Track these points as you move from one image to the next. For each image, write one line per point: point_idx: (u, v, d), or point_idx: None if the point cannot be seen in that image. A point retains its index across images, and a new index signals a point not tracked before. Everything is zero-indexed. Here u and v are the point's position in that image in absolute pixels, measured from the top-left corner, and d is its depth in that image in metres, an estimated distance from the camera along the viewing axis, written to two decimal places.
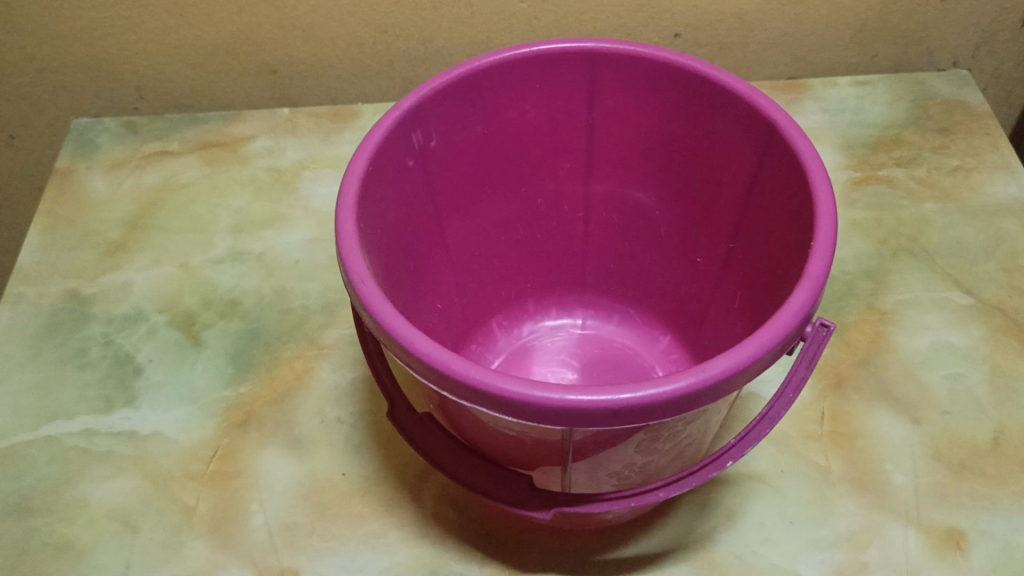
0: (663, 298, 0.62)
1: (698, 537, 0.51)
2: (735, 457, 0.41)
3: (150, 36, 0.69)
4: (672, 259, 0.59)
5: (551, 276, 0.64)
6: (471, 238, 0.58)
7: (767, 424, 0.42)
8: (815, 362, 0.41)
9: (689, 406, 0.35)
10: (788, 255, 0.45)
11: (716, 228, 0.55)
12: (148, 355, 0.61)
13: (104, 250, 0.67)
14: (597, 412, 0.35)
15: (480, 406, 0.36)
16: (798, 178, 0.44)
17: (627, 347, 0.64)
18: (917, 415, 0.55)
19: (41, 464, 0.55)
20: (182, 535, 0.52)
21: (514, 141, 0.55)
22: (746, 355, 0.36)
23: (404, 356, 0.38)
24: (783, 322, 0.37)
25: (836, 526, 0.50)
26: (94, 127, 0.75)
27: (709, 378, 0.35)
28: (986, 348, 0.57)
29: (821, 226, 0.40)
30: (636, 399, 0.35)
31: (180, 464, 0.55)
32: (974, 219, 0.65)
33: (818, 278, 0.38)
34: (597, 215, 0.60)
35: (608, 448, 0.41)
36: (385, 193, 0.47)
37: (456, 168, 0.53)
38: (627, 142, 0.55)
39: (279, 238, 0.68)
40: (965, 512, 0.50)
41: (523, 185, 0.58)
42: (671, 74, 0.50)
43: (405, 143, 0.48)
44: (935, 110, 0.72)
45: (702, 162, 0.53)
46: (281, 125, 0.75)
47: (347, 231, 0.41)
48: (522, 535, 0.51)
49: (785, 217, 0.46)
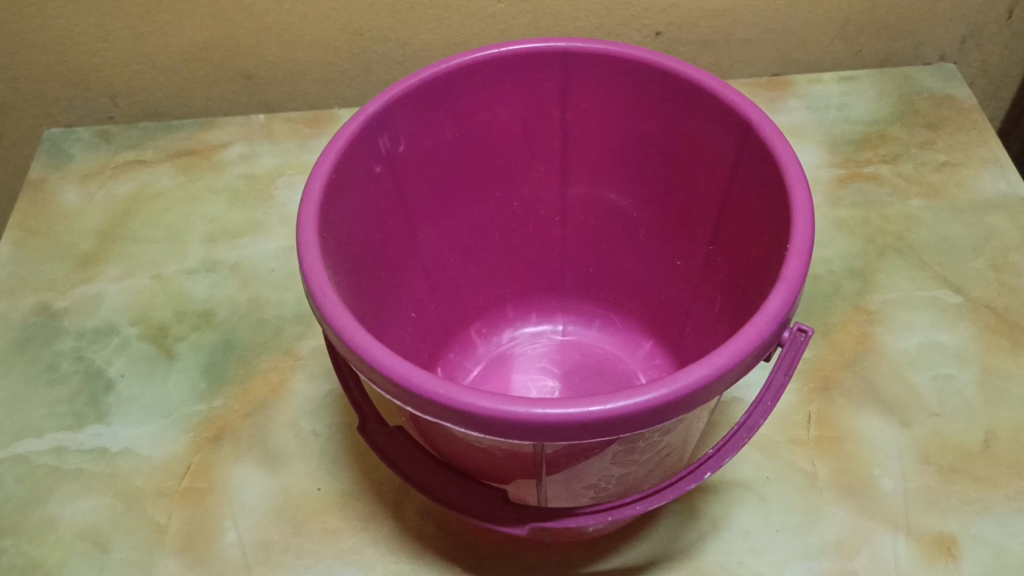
0: (644, 303, 0.61)
1: (681, 548, 0.49)
2: (714, 468, 0.40)
3: (123, 42, 0.68)
4: (652, 263, 0.58)
5: (530, 281, 0.63)
6: (445, 244, 0.56)
7: (745, 433, 0.40)
8: (794, 368, 0.40)
9: (661, 418, 0.34)
10: (766, 260, 0.44)
11: (696, 230, 0.53)
12: (119, 368, 0.59)
13: (76, 261, 0.66)
14: (565, 426, 0.33)
15: (444, 421, 0.35)
16: (775, 178, 0.43)
17: (609, 353, 0.63)
18: (905, 418, 0.53)
19: (9, 483, 0.54)
20: (153, 554, 0.51)
21: (487, 144, 0.54)
22: (720, 364, 0.34)
23: (367, 370, 0.36)
24: (758, 328, 0.35)
25: (824, 533, 0.49)
26: (67, 137, 0.74)
27: (682, 388, 0.34)
28: (975, 348, 0.56)
29: (798, 227, 0.39)
30: (605, 412, 0.33)
31: (152, 481, 0.54)
32: (962, 216, 0.63)
33: (793, 281, 0.37)
34: (574, 219, 0.59)
35: (583, 460, 0.40)
36: (352, 201, 0.46)
37: (426, 175, 0.52)
38: (602, 144, 0.54)
39: (254, 246, 0.66)
40: (956, 517, 0.49)
41: (498, 190, 0.56)
42: (644, 73, 0.49)
43: (371, 148, 0.47)
44: (922, 105, 0.71)
45: (680, 164, 0.52)
46: (257, 132, 0.74)
47: (308, 242, 0.39)
48: (500, 549, 0.50)
49: (763, 217, 0.45)
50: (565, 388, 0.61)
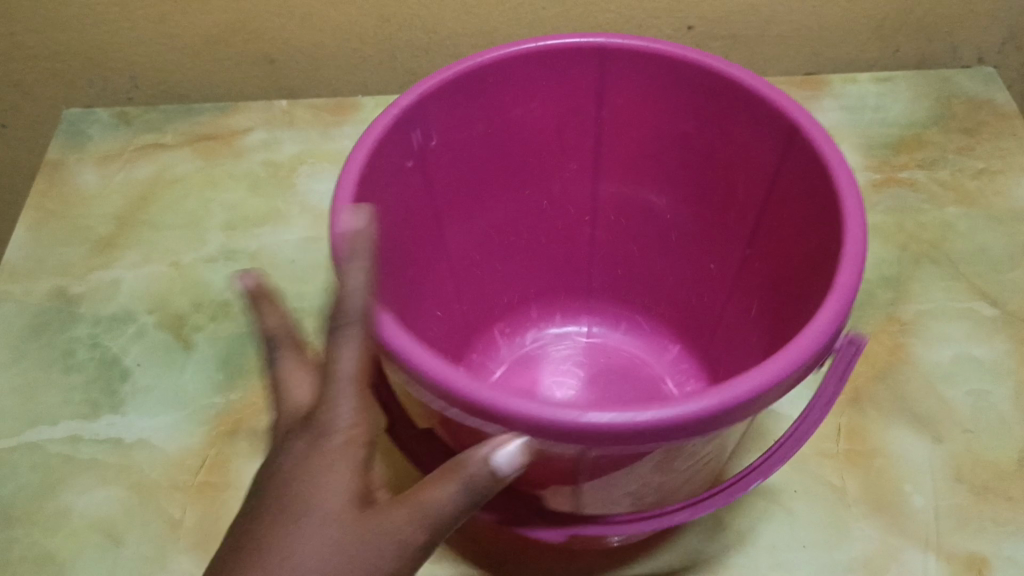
0: (672, 307, 0.60)
1: (705, 560, 0.48)
2: (762, 478, 0.39)
3: (145, 24, 0.67)
4: (684, 267, 0.57)
5: (556, 280, 0.62)
6: (473, 241, 0.55)
7: (791, 446, 0.40)
8: (845, 377, 0.40)
9: (714, 427, 0.33)
10: (807, 272, 0.43)
11: (734, 238, 0.52)
12: (135, 357, 0.59)
13: (93, 245, 0.65)
14: (617, 432, 0.33)
15: (485, 425, 0.34)
16: (824, 185, 0.41)
17: (635, 357, 0.62)
18: (937, 433, 0.52)
19: (23, 472, 0.53)
20: (167, 550, 0.50)
21: (517, 139, 0.52)
22: (776, 373, 0.33)
23: (408, 375, 0.36)
24: (814, 334, 0.34)
25: (851, 550, 0.48)
26: (87, 118, 0.73)
27: (737, 397, 0.33)
28: (1011, 362, 0.55)
29: (848, 237, 0.37)
30: (657, 418, 0.32)
31: (166, 474, 0.53)
32: (999, 225, 0.62)
33: (848, 289, 0.36)
34: (603, 219, 0.58)
35: (618, 471, 0.38)
36: (382, 198, 0.45)
37: (457, 170, 0.51)
38: (636, 142, 0.53)
39: (274, 235, 0.65)
40: (988, 537, 0.48)
41: (526, 188, 0.55)
42: (683, 71, 0.48)
43: (404, 141, 0.46)
44: (959, 109, 0.69)
45: (721, 168, 0.51)
46: (279, 118, 0.72)
47: (342, 237, 0.38)
48: (518, 555, 0.49)
49: (809, 222, 0.43)
50: (589, 392, 0.61)
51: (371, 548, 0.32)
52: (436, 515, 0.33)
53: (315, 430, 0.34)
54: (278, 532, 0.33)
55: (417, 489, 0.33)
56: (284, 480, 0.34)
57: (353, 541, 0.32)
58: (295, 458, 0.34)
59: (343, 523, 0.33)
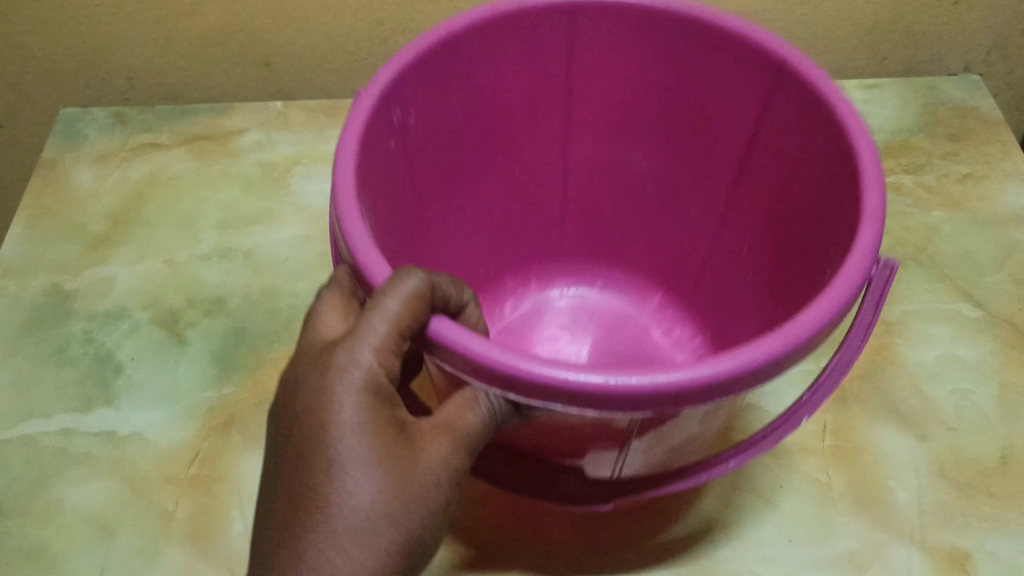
0: (652, 255, 0.64)
1: (692, 554, 0.49)
2: (805, 418, 0.42)
3: (141, 25, 0.67)
4: (667, 214, 0.61)
5: (531, 242, 0.65)
6: (472, 198, 0.58)
7: (833, 380, 0.43)
8: (883, 301, 0.43)
9: (779, 368, 0.35)
10: (828, 224, 0.46)
11: (724, 176, 0.57)
12: (129, 353, 0.59)
13: (88, 243, 0.65)
14: (699, 388, 0.34)
15: (492, 387, 0.35)
16: (846, 144, 0.44)
17: (617, 313, 0.66)
18: (922, 431, 0.53)
19: (16, 465, 0.54)
20: (159, 542, 0.51)
21: (507, 102, 0.55)
22: (827, 311, 0.36)
23: (460, 365, 0.35)
24: (854, 270, 0.37)
25: (836, 545, 0.49)
26: (82, 117, 0.73)
27: (802, 335, 0.35)
28: (994, 362, 0.56)
29: (868, 184, 0.40)
30: (735, 370, 0.34)
31: (159, 467, 0.54)
32: (984, 229, 0.63)
33: (876, 215, 0.39)
34: (577, 178, 0.61)
35: (672, 427, 0.40)
36: (374, 177, 0.45)
37: (447, 147, 0.53)
38: (641, 96, 0.56)
39: (268, 234, 0.66)
40: (971, 532, 0.49)
41: (515, 159, 0.58)
42: (691, 30, 0.50)
43: (388, 119, 0.46)
44: (945, 115, 0.70)
45: (703, 120, 0.55)
46: (273, 119, 0.73)
47: (346, 200, 0.39)
48: (507, 545, 0.49)
49: (825, 177, 0.46)
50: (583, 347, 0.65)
51: (426, 478, 0.34)
52: (464, 441, 0.35)
53: (348, 371, 0.34)
54: (337, 473, 0.32)
55: (441, 416, 0.36)
56: (322, 421, 0.33)
57: (410, 473, 0.33)
58: (330, 399, 0.33)
59: (397, 458, 0.33)
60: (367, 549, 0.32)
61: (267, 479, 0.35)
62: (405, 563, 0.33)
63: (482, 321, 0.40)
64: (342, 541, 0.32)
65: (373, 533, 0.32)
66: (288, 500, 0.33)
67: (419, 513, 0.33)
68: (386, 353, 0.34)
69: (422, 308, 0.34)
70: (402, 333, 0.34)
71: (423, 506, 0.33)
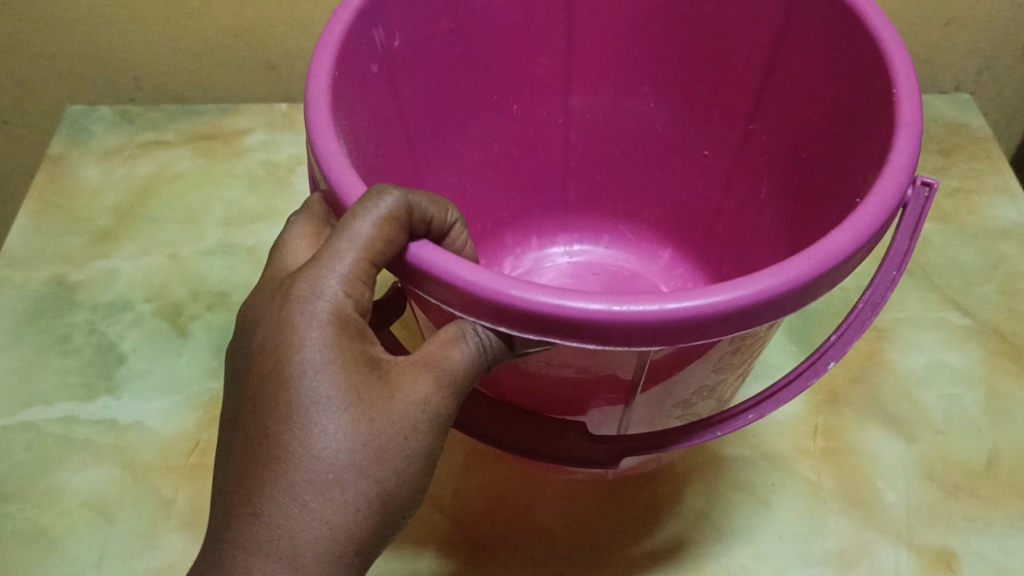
0: (660, 202, 0.64)
1: (686, 549, 0.50)
2: (837, 354, 0.41)
3: (151, 26, 0.68)
4: (674, 160, 0.61)
5: (536, 195, 0.65)
6: (470, 146, 0.57)
7: (871, 309, 0.41)
8: (919, 227, 0.40)
9: (805, 295, 0.32)
10: (846, 154, 0.44)
11: (734, 117, 0.55)
12: (131, 343, 0.60)
13: (92, 236, 0.66)
14: (707, 317, 0.30)
15: (479, 318, 0.32)
16: (869, 60, 0.41)
17: (624, 271, 0.67)
18: (911, 434, 0.54)
19: (18, 450, 0.54)
20: (158, 527, 0.51)
21: (505, 44, 0.54)
22: (860, 230, 0.32)
23: (442, 293, 0.32)
24: (892, 184, 0.34)
25: (826, 542, 0.50)
26: (89, 115, 0.74)
27: (829, 257, 0.32)
28: (982, 369, 0.57)
29: (901, 85, 0.38)
30: (749, 296, 0.30)
31: (160, 455, 0.54)
32: (973, 241, 0.64)
33: (913, 127, 0.36)
34: (577, 124, 0.60)
35: (682, 369, 0.39)
36: (356, 100, 0.44)
37: (444, 84, 0.52)
38: (643, 38, 0.55)
39: (270, 232, 0.67)
40: (957, 532, 0.50)
41: (514, 104, 0.57)
42: None
43: (367, 42, 0.44)
44: (936, 131, 0.72)
45: (711, 59, 0.54)
46: (278, 121, 0.74)
47: (319, 114, 0.37)
48: (505, 540, 0.50)
49: (842, 109, 0.44)
50: None
51: (401, 422, 0.32)
52: (448, 378, 0.33)
53: (313, 305, 0.32)
54: (301, 419, 0.31)
55: (423, 353, 0.33)
56: (285, 360, 0.32)
57: (382, 416, 0.32)
58: (292, 336, 0.32)
59: (367, 400, 0.32)
60: (332, 502, 0.31)
61: (231, 418, 0.34)
62: (378, 514, 0.32)
63: (469, 245, 0.38)
64: (302, 499, 0.31)
65: (339, 486, 0.31)
66: (254, 447, 0.32)
67: (393, 462, 0.32)
68: (353, 282, 0.32)
69: (398, 231, 0.32)
70: (372, 260, 0.32)
71: (398, 453, 0.32)
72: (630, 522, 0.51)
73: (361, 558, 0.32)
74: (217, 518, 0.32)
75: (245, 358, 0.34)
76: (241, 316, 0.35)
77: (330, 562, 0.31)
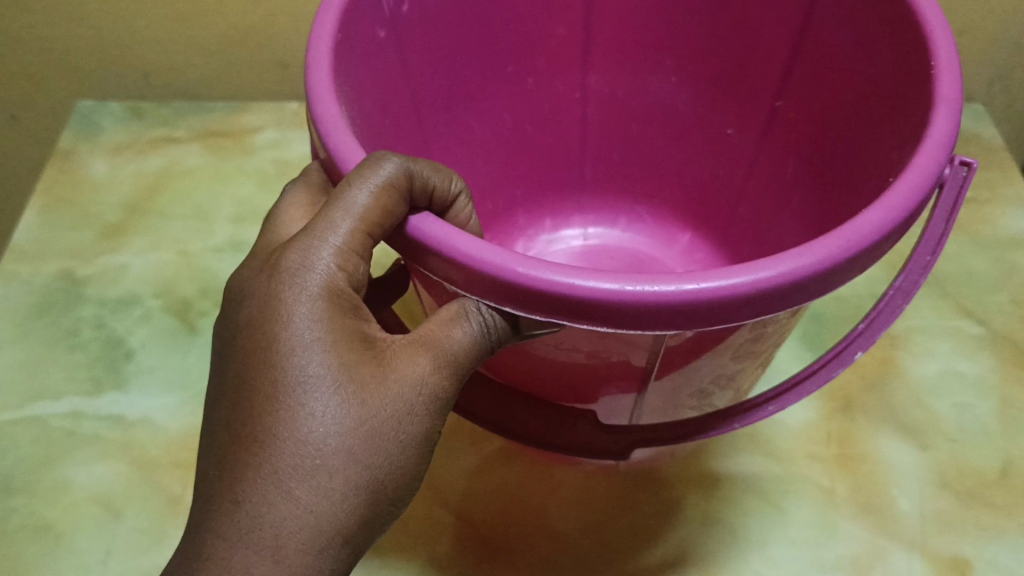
0: (679, 186, 0.64)
1: (697, 553, 0.49)
2: (863, 346, 0.41)
3: (163, 22, 0.68)
4: (695, 140, 0.61)
5: (552, 177, 0.65)
6: (487, 122, 0.58)
7: (902, 297, 0.41)
8: (955, 211, 0.40)
9: (834, 278, 0.32)
10: (879, 134, 0.44)
11: (760, 97, 0.55)
12: (140, 339, 0.59)
13: (102, 232, 0.66)
14: (728, 301, 0.30)
15: (483, 297, 0.32)
16: (907, 35, 0.41)
17: (640, 253, 0.68)
18: (924, 441, 0.54)
19: (24, 444, 0.54)
20: (166, 524, 0.51)
21: (523, 18, 0.54)
22: (894, 211, 0.32)
23: (444, 269, 0.32)
24: (932, 157, 0.34)
25: (839, 548, 0.49)
26: (98, 110, 0.74)
27: (860, 238, 0.31)
28: (995, 378, 0.57)
29: (940, 57, 0.38)
30: (771, 280, 0.30)
31: (168, 451, 0.54)
32: (985, 250, 0.64)
33: (953, 100, 0.36)
34: (595, 103, 0.60)
35: (698, 358, 0.39)
36: (360, 63, 0.43)
37: (464, 53, 0.52)
38: (667, 16, 0.55)
39: None
40: (970, 540, 0.49)
41: (531, 78, 0.58)
42: None
43: (377, 9, 0.44)
44: None
45: (740, 40, 0.54)
46: (288, 119, 0.74)
47: (319, 77, 0.37)
48: (515, 539, 0.50)
49: (874, 84, 0.45)
50: None
51: (394, 404, 0.32)
52: (447, 360, 0.33)
53: (304, 279, 0.32)
54: (288, 400, 0.31)
55: (422, 332, 0.33)
56: (273, 337, 0.32)
57: (373, 398, 0.31)
58: (280, 312, 0.32)
59: (358, 382, 0.31)
60: (319, 489, 0.30)
61: (215, 397, 0.33)
62: (368, 503, 0.31)
63: (474, 219, 0.37)
64: (286, 487, 0.30)
65: (326, 472, 0.30)
66: (238, 428, 0.31)
67: (383, 448, 0.31)
68: (346, 256, 0.32)
69: (397, 200, 0.32)
70: (367, 231, 0.32)
71: (388, 438, 0.31)
72: (640, 525, 0.51)
73: (348, 547, 0.31)
74: (197, 500, 0.32)
75: (230, 334, 0.33)
76: (227, 289, 0.35)
77: (313, 555, 0.30)
